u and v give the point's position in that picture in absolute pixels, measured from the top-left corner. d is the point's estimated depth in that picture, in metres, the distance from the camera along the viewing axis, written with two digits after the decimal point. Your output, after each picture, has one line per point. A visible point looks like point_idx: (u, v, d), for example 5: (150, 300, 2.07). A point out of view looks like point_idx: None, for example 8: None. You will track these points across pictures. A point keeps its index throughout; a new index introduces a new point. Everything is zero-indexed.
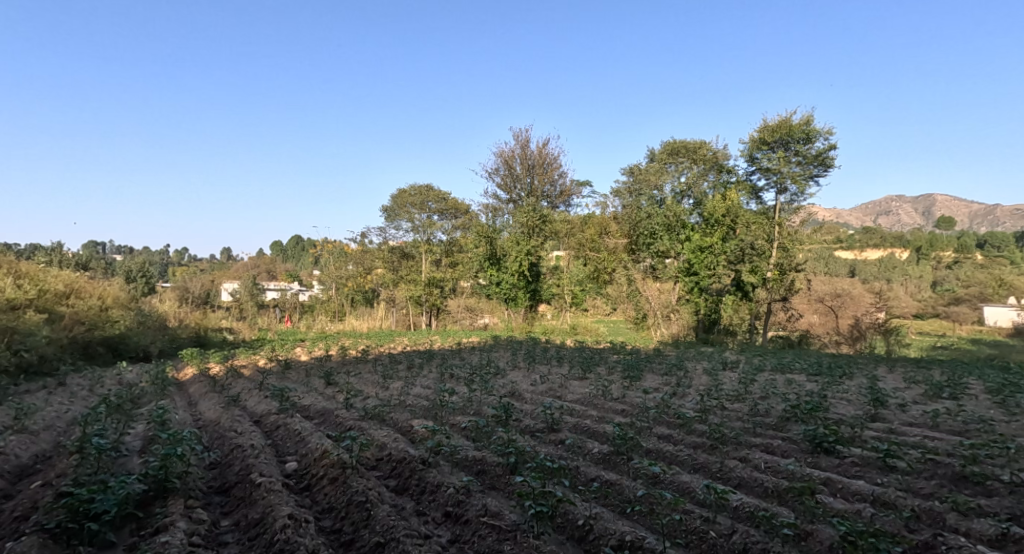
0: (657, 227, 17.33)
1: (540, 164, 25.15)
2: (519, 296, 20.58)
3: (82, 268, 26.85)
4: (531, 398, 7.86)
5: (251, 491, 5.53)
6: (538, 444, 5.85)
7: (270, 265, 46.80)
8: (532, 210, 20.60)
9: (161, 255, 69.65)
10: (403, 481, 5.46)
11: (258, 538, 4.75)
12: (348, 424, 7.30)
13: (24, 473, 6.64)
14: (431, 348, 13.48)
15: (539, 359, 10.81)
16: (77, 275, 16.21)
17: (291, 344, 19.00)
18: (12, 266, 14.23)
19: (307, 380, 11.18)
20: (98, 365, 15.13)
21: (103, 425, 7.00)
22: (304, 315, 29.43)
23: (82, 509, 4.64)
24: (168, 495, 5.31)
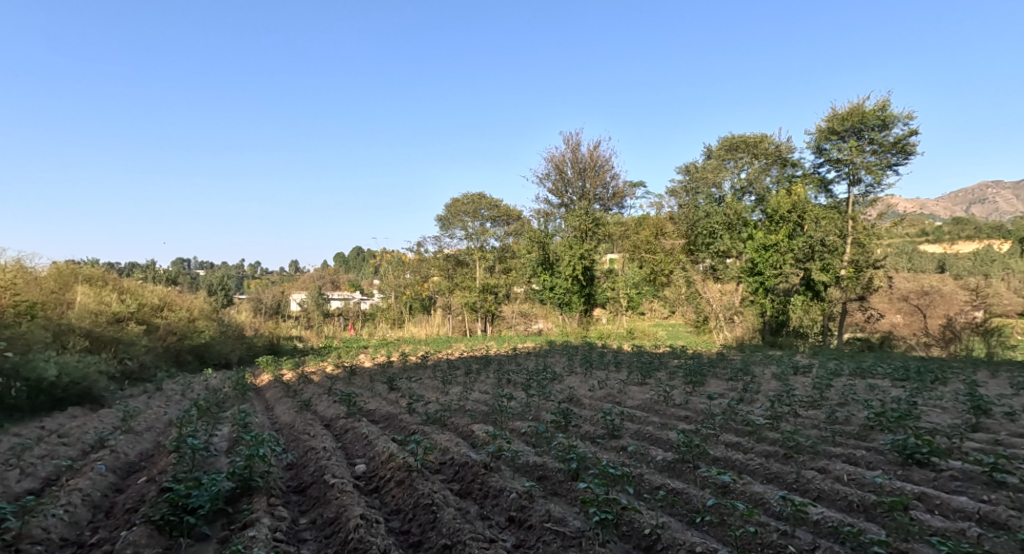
0: (717, 227, 16.86)
1: (592, 166, 24.98)
2: (574, 301, 20.40)
3: (171, 282, 28.86)
4: (589, 404, 7.76)
5: (324, 491, 5.70)
6: (601, 451, 5.75)
7: (334, 275, 48.40)
8: (584, 213, 20.47)
9: (236, 268, 73.80)
10: (466, 485, 5.49)
11: (333, 537, 4.89)
12: (411, 428, 7.42)
13: (131, 468, 7.11)
14: (487, 354, 13.55)
15: (597, 365, 10.65)
16: (169, 290, 17.19)
17: (355, 350, 19.57)
18: (116, 283, 15.30)
19: (370, 386, 11.45)
20: (186, 372, 16.13)
21: (194, 427, 7.42)
22: (366, 323, 30.26)
23: (180, 502, 4.95)
24: (252, 493, 5.56)
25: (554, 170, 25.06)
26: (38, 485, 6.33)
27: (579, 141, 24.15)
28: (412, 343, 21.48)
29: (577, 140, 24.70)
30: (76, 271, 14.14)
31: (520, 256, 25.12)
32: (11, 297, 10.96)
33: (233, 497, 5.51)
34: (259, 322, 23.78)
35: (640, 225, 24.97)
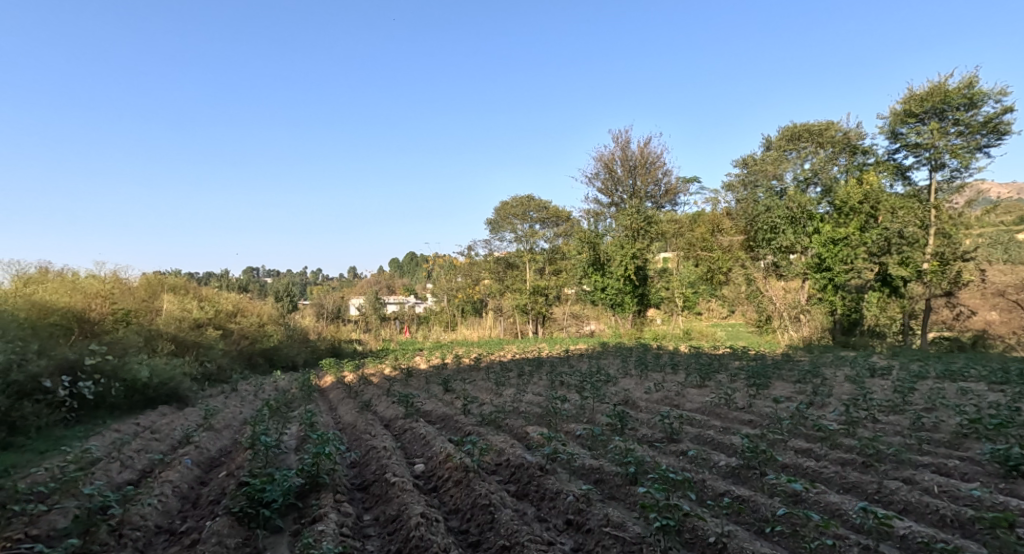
0: (779, 221, 16.36)
1: (642, 164, 24.52)
2: (627, 302, 20.13)
3: (240, 288, 30.35)
4: (646, 407, 7.60)
5: (386, 489, 5.80)
6: (660, 455, 5.61)
7: (390, 281, 49.56)
8: (636, 211, 20.13)
9: (297, 274, 76.86)
10: (523, 487, 5.46)
11: (395, 534, 4.97)
12: (467, 429, 7.46)
13: (213, 463, 7.46)
14: (539, 356, 13.51)
15: (652, 366, 10.41)
16: (241, 296, 17.99)
17: (411, 353, 19.93)
18: (195, 291, 16.19)
19: (426, 388, 11.61)
20: (258, 374, 16.88)
21: (266, 426, 7.72)
22: (421, 326, 30.81)
23: (256, 496, 5.20)
24: (319, 489, 5.74)
25: (603, 169, 24.72)
26: (135, 476, 6.72)
27: (629, 138, 23.73)
28: (464, 345, 21.68)
29: (627, 138, 24.29)
30: (162, 281, 14.97)
31: (570, 257, 24.96)
32: (109, 306, 12.03)
33: (301, 493, 5.69)
34: (321, 326, 24.62)
35: (694, 223, 24.37)
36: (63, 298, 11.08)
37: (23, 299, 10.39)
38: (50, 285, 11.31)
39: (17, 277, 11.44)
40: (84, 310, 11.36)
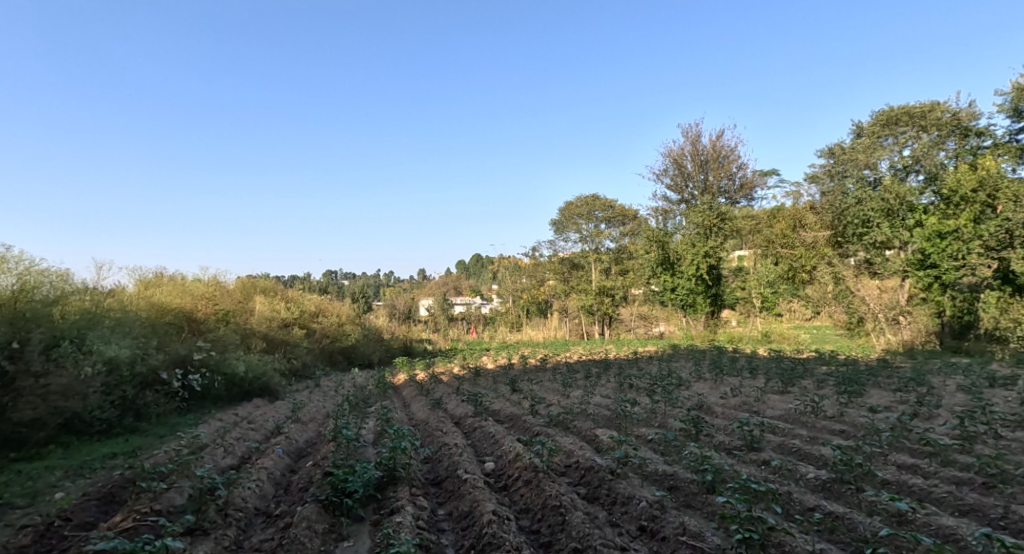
0: (872, 214, 15.16)
1: (714, 158, 23.67)
2: (699, 303, 19.51)
3: (319, 290, 31.87)
4: (722, 413, 7.30)
5: (459, 485, 5.85)
6: (740, 465, 5.35)
7: (457, 282, 50.36)
8: (707, 209, 19.50)
9: (369, 276, 79.91)
10: (594, 490, 5.35)
11: (468, 531, 5.00)
12: (535, 430, 7.40)
13: (301, 453, 7.79)
14: (608, 358, 13.29)
15: (727, 371, 9.99)
16: (322, 298, 18.91)
17: (478, 353, 20.11)
18: (282, 293, 17.21)
19: (495, 387, 11.68)
20: (337, 371, 17.59)
21: (346, 419, 8.00)
22: (487, 327, 31.09)
23: (339, 486, 5.43)
24: (396, 483, 5.88)
25: (673, 165, 24.12)
26: (237, 462, 7.13)
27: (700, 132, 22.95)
28: (530, 346, 21.65)
29: (698, 132, 23.59)
30: (255, 284, 16.24)
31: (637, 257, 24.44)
32: (212, 306, 13.11)
33: (380, 485, 5.87)
34: (393, 326, 25.38)
35: (772, 219, 23.29)
36: (176, 299, 12.20)
37: (143, 299, 11.39)
38: (164, 288, 12.36)
39: (138, 279, 12.54)
40: (192, 310, 12.45)
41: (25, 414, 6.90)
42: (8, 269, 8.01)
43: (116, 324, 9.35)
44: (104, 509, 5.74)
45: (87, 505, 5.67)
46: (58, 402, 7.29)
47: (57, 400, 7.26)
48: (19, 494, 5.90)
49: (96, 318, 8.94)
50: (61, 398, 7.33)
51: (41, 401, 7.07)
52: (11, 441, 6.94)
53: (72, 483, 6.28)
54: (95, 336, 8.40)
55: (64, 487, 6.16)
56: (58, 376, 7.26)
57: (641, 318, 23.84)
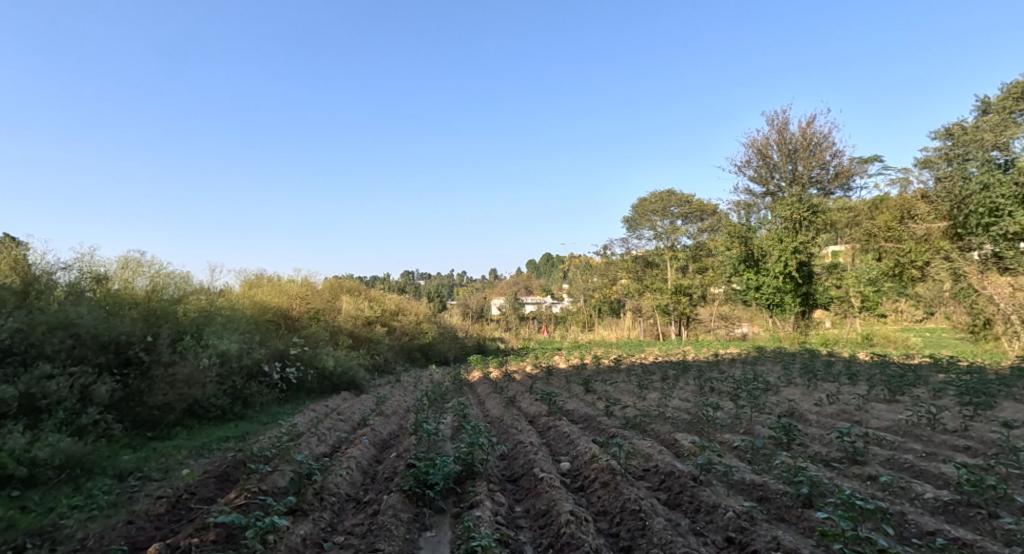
0: (1006, 200, 13.14)
1: (805, 146, 22.20)
2: (787, 302, 18.51)
3: (397, 289, 32.92)
4: (817, 421, 6.83)
5: (535, 483, 5.79)
6: (839, 477, 4.97)
7: (527, 282, 50.42)
8: (796, 202, 18.45)
9: (442, 276, 81.94)
10: (675, 496, 5.14)
11: (547, 530, 4.93)
12: (611, 432, 7.22)
13: (386, 444, 8.00)
14: (687, 360, 12.82)
15: (821, 376, 9.35)
16: (401, 297, 19.50)
17: (551, 353, 20.01)
18: (366, 293, 17.94)
19: (569, 387, 11.55)
20: (416, 368, 18.02)
21: (426, 414, 8.15)
22: (558, 326, 31.03)
23: (422, 478, 5.54)
24: (475, 477, 5.93)
25: (757, 156, 22.96)
26: (329, 450, 7.42)
27: (788, 119, 21.58)
28: (604, 346, 21.28)
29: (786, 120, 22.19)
30: (342, 284, 17.02)
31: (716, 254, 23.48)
32: (305, 305, 13.94)
33: (459, 479, 5.95)
34: (468, 325, 25.75)
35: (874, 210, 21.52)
36: (275, 299, 13.09)
37: (247, 298, 12.32)
38: (265, 289, 13.32)
39: (243, 280, 13.60)
40: (288, 308, 13.29)
41: (159, 398, 7.76)
42: (143, 272, 9.63)
43: (227, 320, 10.16)
44: (221, 486, 6.11)
45: (206, 482, 6.07)
46: (184, 389, 8.14)
47: (182, 387, 8.12)
48: (155, 468, 6.57)
49: (211, 315, 9.85)
50: (185, 386, 8.18)
51: (170, 388, 7.94)
52: (147, 422, 7.77)
53: (195, 462, 6.85)
54: (212, 331, 9.23)
55: (189, 464, 6.77)
56: (182, 365, 8.18)
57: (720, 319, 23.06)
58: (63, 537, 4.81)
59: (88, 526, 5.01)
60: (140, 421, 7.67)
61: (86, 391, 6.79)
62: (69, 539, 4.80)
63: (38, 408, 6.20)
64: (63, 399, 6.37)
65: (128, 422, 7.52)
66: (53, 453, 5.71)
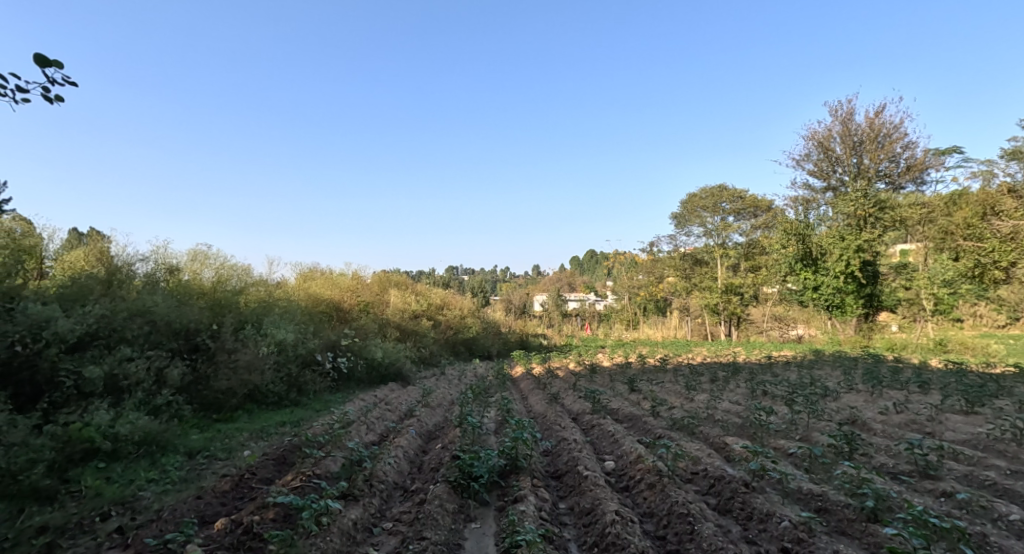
0: None
1: (872, 138, 19.91)
2: (849, 303, 17.75)
3: (442, 283, 33.27)
4: (882, 430, 6.47)
5: (580, 481, 5.70)
6: (907, 491, 4.68)
7: (571, 278, 49.99)
8: (862, 197, 17.63)
9: (486, 272, 82.51)
10: (725, 501, 4.96)
11: (591, 528, 4.84)
12: (658, 432, 7.05)
13: (432, 435, 8.06)
14: (739, 362, 12.42)
15: (887, 383, 8.86)
16: (446, 292, 19.68)
17: (594, 350, 19.83)
18: (412, 287, 18.21)
19: (613, 386, 11.38)
20: (461, 362, 18.14)
21: (471, 407, 8.16)
22: (602, 324, 30.76)
23: (466, 470, 5.55)
24: (518, 472, 5.89)
25: (818, 150, 21.22)
26: (378, 438, 7.52)
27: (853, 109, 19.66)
28: (649, 345, 20.91)
29: (850, 109, 20.03)
30: (390, 278, 17.32)
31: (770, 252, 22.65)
32: (355, 298, 14.26)
33: (503, 473, 5.93)
34: (511, 320, 25.78)
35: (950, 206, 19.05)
36: (327, 291, 13.44)
37: (302, 290, 12.74)
38: (318, 282, 13.69)
39: (298, 272, 14.03)
40: (341, 301, 13.60)
41: (223, 383, 8.10)
42: (210, 264, 10.09)
43: (283, 311, 10.55)
44: (279, 468, 6.27)
45: (265, 463, 6.24)
46: (245, 375, 8.45)
47: (244, 372, 8.45)
48: (220, 448, 6.81)
49: (269, 307, 10.24)
50: (247, 372, 8.50)
51: (233, 373, 8.27)
52: (212, 405, 8.07)
53: (256, 444, 7.07)
54: (270, 321, 9.68)
55: (251, 446, 6.98)
56: (244, 352, 8.54)
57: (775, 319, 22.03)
58: (142, 507, 5.03)
59: (163, 499, 5.20)
60: (207, 404, 7.99)
61: (160, 374, 7.20)
62: (147, 510, 4.99)
63: (119, 388, 6.56)
64: (141, 381, 6.75)
65: (196, 404, 7.85)
66: (133, 429, 5.98)
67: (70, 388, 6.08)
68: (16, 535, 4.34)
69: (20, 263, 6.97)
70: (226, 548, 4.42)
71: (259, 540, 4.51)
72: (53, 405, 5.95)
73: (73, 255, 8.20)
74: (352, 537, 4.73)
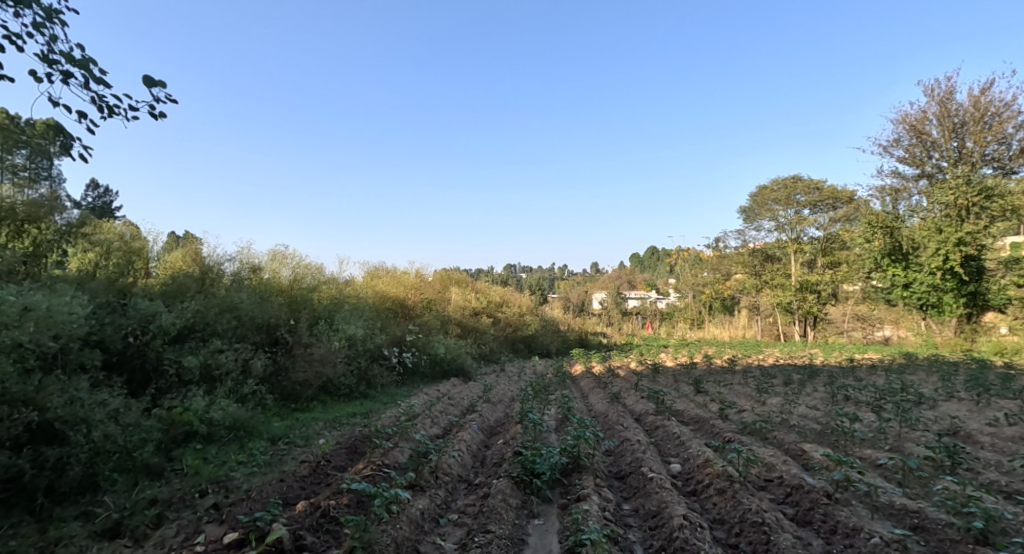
0: None
1: (975, 118, 18.20)
2: (946, 303, 16.43)
3: (501, 281, 33.41)
4: (990, 443, 5.90)
5: (644, 482, 5.49)
6: (1020, 513, 4.22)
7: (631, 276, 48.90)
8: (962, 184, 15.81)
9: (544, 269, 82.49)
10: (804, 512, 4.65)
11: (657, 532, 4.66)
12: (727, 436, 6.73)
13: (494, 430, 8.04)
14: (816, 364, 11.78)
15: (995, 391, 8.10)
16: (506, 290, 19.71)
17: (657, 350, 19.37)
18: (472, 285, 18.35)
19: (678, 386, 11.04)
20: (520, 359, 18.12)
21: (532, 404, 8.10)
22: (664, 322, 30.04)
23: (529, 466, 5.50)
24: (581, 471, 5.77)
25: (910, 134, 19.73)
26: (441, 432, 7.55)
27: (952, 87, 18.13)
28: (715, 345, 20.16)
29: (950, 88, 18.46)
30: (451, 275, 17.54)
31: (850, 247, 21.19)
32: (419, 295, 14.49)
33: (565, 471, 5.82)
34: (570, 318, 25.55)
35: None
36: (393, 289, 13.75)
37: (370, 288, 13.09)
38: (385, 280, 13.98)
39: (364, 270, 14.41)
40: (405, 298, 13.85)
41: (300, 374, 8.38)
42: (288, 264, 10.53)
43: (353, 308, 10.85)
44: (351, 457, 6.38)
45: (337, 451, 6.37)
46: (320, 367, 8.71)
47: (319, 365, 8.71)
48: (299, 435, 7.00)
49: (340, 303, 10.58)
50: (321, 364, 8.76)
51: (309, 366, 8.56)
52: (291, 395, 8.32)
53: (330, 433, 7.24)
54: (341, 317, 9.97)
55: (326, 434, 7.15)
56: (318, 346, 8.84)
57: (859, 319, 21.47)
58: (233, 487, 5.26)
59: (252, 480, 5.43)
60: (286, 394, 8.23)
61: (246, 365, 7.57)
62: (238, 489, 5.22)
63: (212, 377, 6.95)
64: (230, 370, 7.14)
65: (277, 394, 8.12)
66: (225, 415, 6.33)
67: (172, 376, 6.54)
68: (132, 505, 4.70)
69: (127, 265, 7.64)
70: (307, 529, 4.48)
71: (336, 523, 4.58)
72: (159, 391, 6.41)
73: (173, 255, 8.74)
74: (420, 526, 4.75)
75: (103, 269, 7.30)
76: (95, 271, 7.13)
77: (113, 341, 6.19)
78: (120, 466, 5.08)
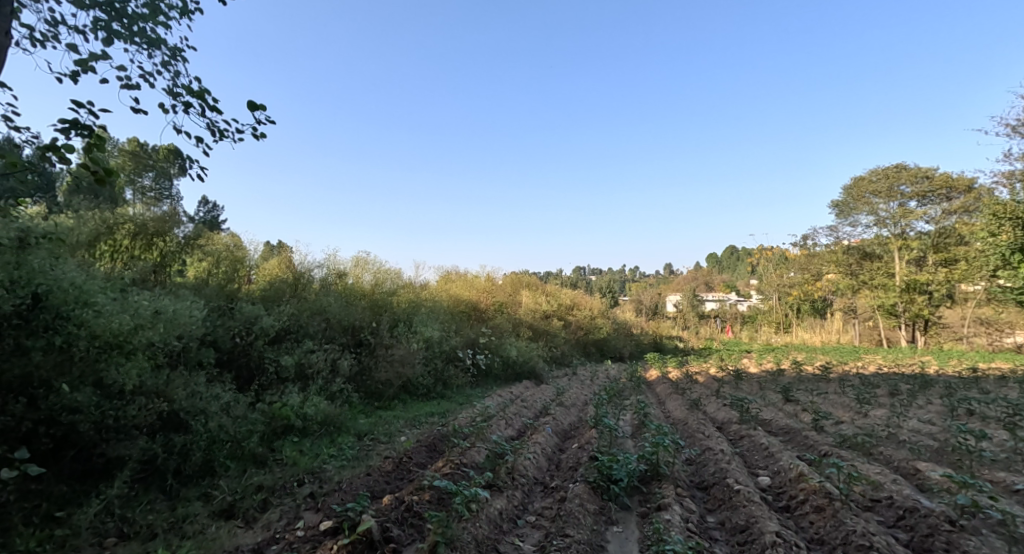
0: None
1: None
2: None
3: (571, 284, 33.05)
4: None
5: (730, 495, 5.12)
6: None
7: (708, 277, 47.11)
8: None
9: (616, 272, 81.26)
10: (921, 539, 4.15)
11: (747, 549, 4.32)
12: (823, 449, 6.19)
13: (568, 434, 7.83)
14: (928, 374, 10.74)
15: None
16: (577, 293, 19.44)
17: (738, 355, 18.45)
18: (542, 287, 18.22)
19: (764, 394, 10.37)
20: (592, 362, 17.79)
21: (608, 409, 7.84)
22: (745, 326, 28.66)
23: (605, 472, 5.26)
24: (660, 479, 5.46)
25: None
26: (516, 434, 7.45)
27: None
28: (805, 350, 18.93)
29: None
30: (521, 279, 17.51)
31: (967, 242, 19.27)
32: (490, 298, 14.53)
33: (643, 479, 5.53)
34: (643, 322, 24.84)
35: None
36: (465, 292, 13.86)
37: (444, 291, 13.26)
38: (458, 284, 14.14)
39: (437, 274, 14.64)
40: (478, 301, 13.91)
41: (382, 374, 8.55)
42: (370, 269, 10.80)
43: (430, 311, 11.03)
44: (431, 454, 6.36)
45: (418, 448, 6.37)
46: (400, 367, 8.85)
47: (399, 365, 8.84)
48: (383, 432, 7.08)
49: (417, 306, 10.74)
50: (402, 365, 8.91)
51: (390, 366, 8.72)
52: (374, 394, 8.47)
53: (411, 431, 7.29)
54: (419, 320, 10.13)
55: (407, 432, 7.19)
56: (398, 347, 8.99)
57: (985, 323, 19.65)
58: (327, 478, 5.36)
59: (342, 472, 5.52)
60: (370, 393, 8.40)
61: (334, 364, 7.80)
62: (331, 480, 5.31)
63: (306, 376, 7.21)
64: (321, 369, 7.39)
65: (361, 392, 8.30)
66: (317, 411, 6.52)
67: (272, 373, 6.84)
68: (243, 489, 4.87)
69: (233, 269, 8.07)
70: (394, 522, 4.47)
71: (420, 518, 4.55)
72: (261, 387, 6.69)
73: (271, 262, 9.15)
74: (500, 526, 4.64)
75: (215, 275, 7.75)
76: (208, 277, 7.59)
77: (224, 341, 6.58)
78: (233, 453, 5.30)
